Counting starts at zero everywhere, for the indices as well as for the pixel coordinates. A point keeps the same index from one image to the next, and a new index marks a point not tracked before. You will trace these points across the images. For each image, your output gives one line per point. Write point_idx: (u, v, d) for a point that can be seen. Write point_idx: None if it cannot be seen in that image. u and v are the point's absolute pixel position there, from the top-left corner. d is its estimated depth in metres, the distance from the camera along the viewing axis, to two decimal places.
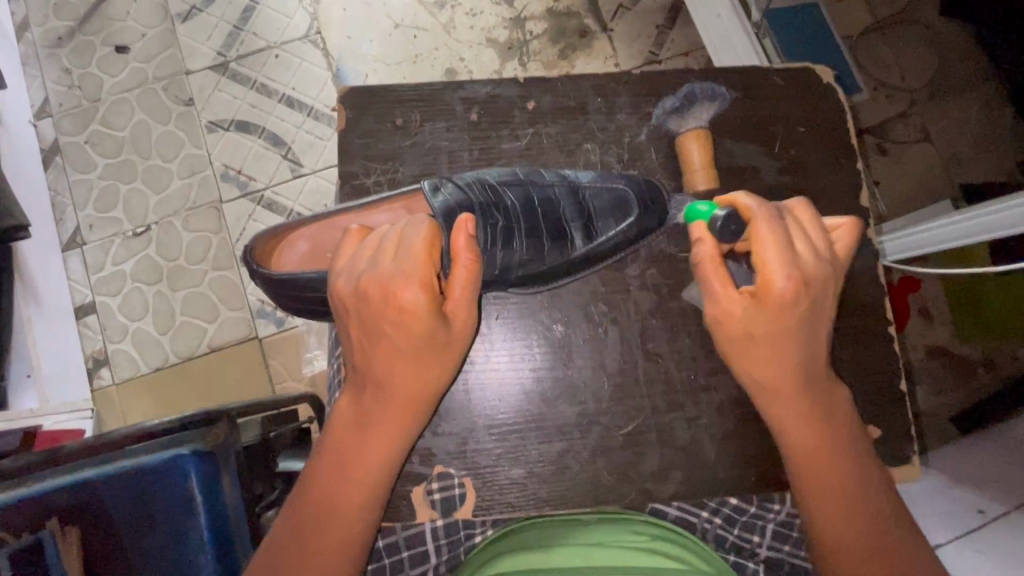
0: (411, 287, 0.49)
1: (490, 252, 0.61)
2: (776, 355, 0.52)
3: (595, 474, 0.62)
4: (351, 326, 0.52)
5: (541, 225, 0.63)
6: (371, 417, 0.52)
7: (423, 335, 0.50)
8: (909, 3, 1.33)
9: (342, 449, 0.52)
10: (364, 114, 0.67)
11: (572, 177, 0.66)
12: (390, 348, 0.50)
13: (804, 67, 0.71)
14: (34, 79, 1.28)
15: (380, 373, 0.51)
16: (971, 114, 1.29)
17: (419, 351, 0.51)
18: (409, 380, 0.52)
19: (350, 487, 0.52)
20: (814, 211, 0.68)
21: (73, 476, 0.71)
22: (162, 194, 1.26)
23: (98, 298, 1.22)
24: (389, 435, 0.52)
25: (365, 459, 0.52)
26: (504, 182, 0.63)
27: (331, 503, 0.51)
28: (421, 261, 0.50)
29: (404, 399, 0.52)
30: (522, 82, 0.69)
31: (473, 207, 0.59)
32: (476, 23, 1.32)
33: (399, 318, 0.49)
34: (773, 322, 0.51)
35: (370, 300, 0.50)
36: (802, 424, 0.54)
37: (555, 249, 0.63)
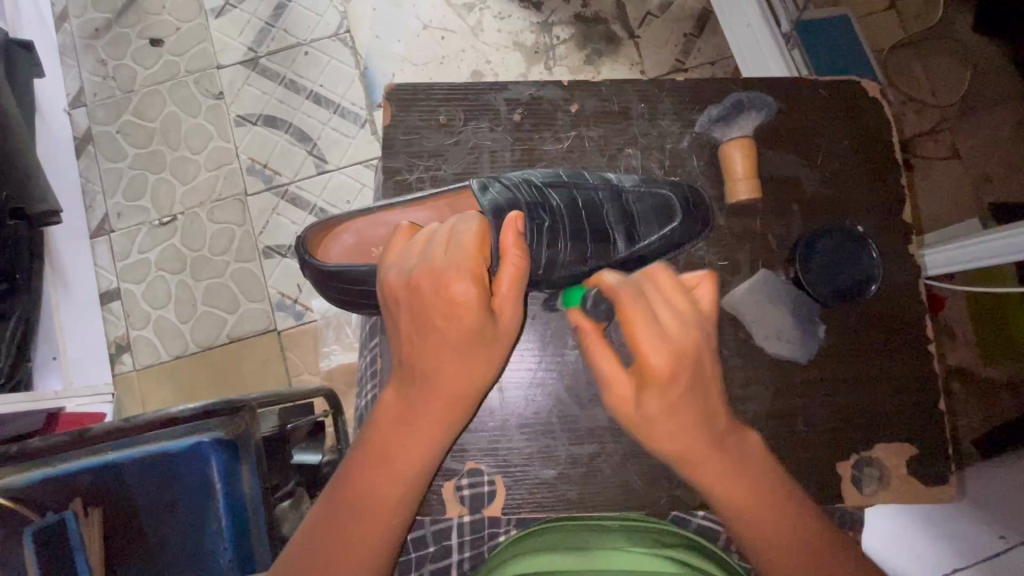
0: (464, 281, 0.49)
1: (536, 249, 0.60)
2: (675, 419, 0.49)
3: (625, 478, 0.61)
4: (398, 318, 0.52)
5: (585, 226, 0.62)
6: (413, 412, 0.52)
7: (472, 332, 0.51)
8: (943, 19, 1.32)
9: (383, 442, 0.52)
10: (406, 112, 0.67)
11: (615, 181, 0.65)
12: (438, 343, 0.51)
13: (847, 80, 0.70)
14: (71, 68, 1.31)
15: (425, 366, 0.52)
16: (1003, 132, 1.27)
17: (465, 348, 0.51)
18: (454, 378, 0.52)
19: (390, 479, 0.52)
20: (853, 223, 0.67)
21: (101, 457, 0.74)
22: (189, 185, 1.27)
23: (124, 285, 1.24)
24: (431, 430, 0.53)
25: (403, 453, 0.52)
26: (549, 183, 0.63)
27: (370, 494, 0.51)
28: (471, 256, 0.50)
29: (447, 397, 0.52)
30: (562, 85, 0.69)
31: (520, 205, 0.60)
32: (504, 27, 1.33)
33: (448, 313, 0.50)
34: (666, 393, 0.48)
35: (422, 291, 0.50)
36: (722, 475, 0.52)
37: (597, 250, 0.62)
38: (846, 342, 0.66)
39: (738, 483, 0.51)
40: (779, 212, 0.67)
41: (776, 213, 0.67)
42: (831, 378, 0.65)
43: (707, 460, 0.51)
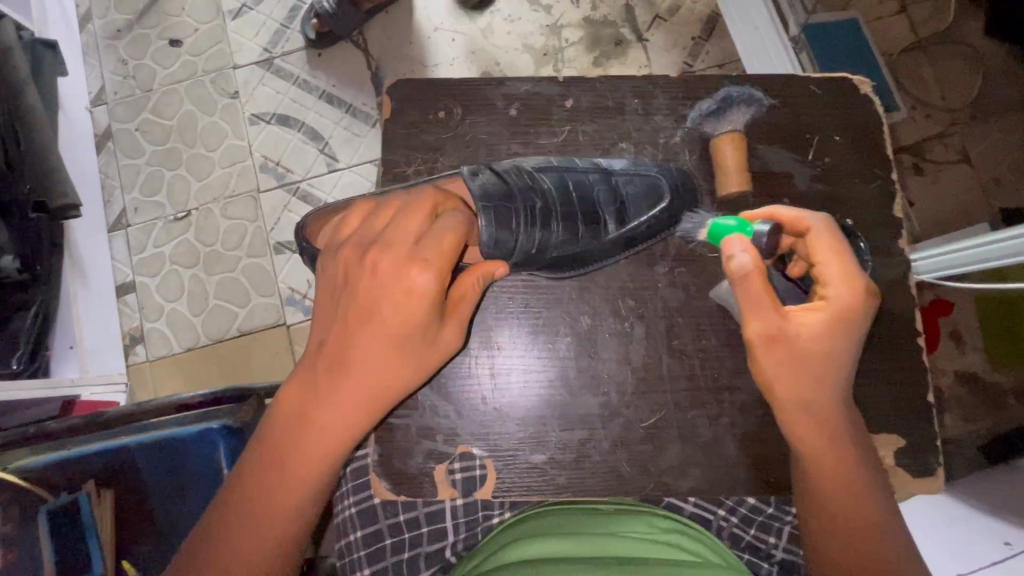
0: (424, 272, 0.53)
1: (529, 233, 0.61)
2: (825, 362, 0.53)
3: (614, 466, 0.62)
4: (351, 298, 0.54)
5: (576, 209, 0.65)
6: (344, 399, 0.52)
7: (420, 325, 0.53)
8: (953, 22, 1.31)
9: (303, 417, 0.52)
10: (408, 106, 0.69)
11: (604, 164, 0.68)
12: (382, 321, 0.53)
13: (843, 78, 0.71)
14: (93, 67, 1.36)
15: (366, 354, 0.52)
16: (1014, 136, 1.26)
17: (410, 342, 0.53)
18: (388, 365, 0.53)
19: (298, 456, 0.51)
20: (846, 219, 0.68)
21: (113, 442, 0.76)
22: (204, 182, 1.31)
23: (139, 277, 1.28)
24: (352, 416, 0.52)
25: (317, 433, 0.51)
26: (540, 168, 0.66)
27: (278, 466, 0.51)
28: (444, 249, 0.54)
29: (380, 390, 0.53)
30: (561, 82, 0.70)
31: (511, 191, 0.61)
32: (513, 29, 1.35)
33: (401, 294, 0.53)
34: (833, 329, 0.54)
35: (381, 275, 0.53)
36: (827, 441, 0.54)
37: (588, 231, 0.65)
38: None
39: (831, 449, 0.54)
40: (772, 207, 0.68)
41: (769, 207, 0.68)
42: None
43: (817, 420, 0.54)
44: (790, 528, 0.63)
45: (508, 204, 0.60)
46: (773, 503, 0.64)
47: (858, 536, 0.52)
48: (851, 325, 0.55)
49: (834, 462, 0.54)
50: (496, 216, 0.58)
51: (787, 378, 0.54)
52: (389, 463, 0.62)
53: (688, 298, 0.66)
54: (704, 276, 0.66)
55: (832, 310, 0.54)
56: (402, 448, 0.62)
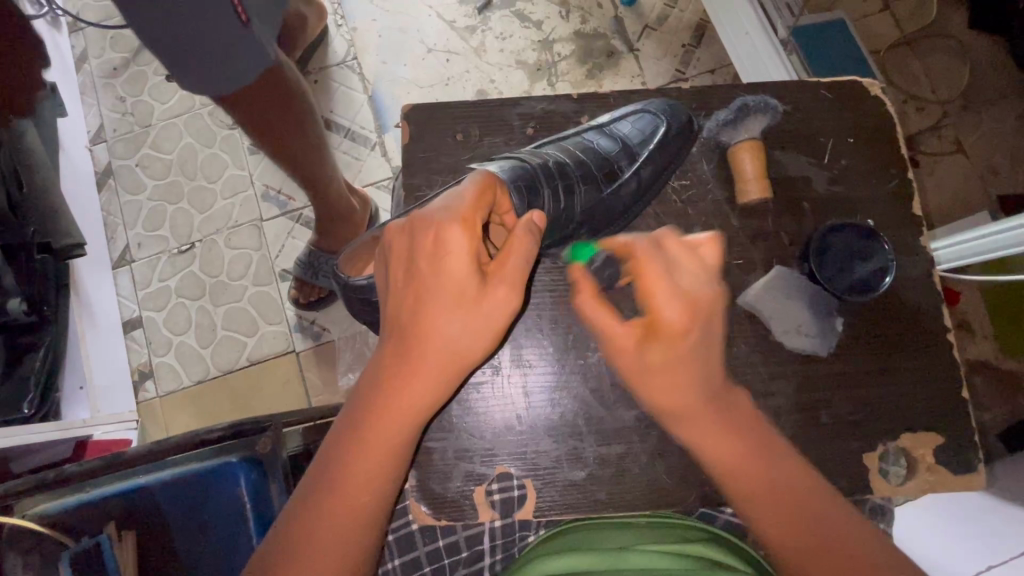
0: (454, 229, 0.50)
1: (557, 201, 0.62)
2: (675, 379, 0.48)
3: (654, 478, 0.62)
4: (394, 272, 0.52)
5: (590, 166, 0.67)
6: (399, 371, 0.51)
7: (462, 284, 0.50)
8: (938, 18, 1.34)
9: (368, 403, 0.51)
10: (425, 130, 0.70)
11: (592, 123, 0.72)
12: (427, 292, 0.51)
13: (848, 80, 0.72)
14: (91, 106, 1.36)
15: (416, 323, 0.51)
16: (1007, 125, 1.28)
17: (454, 303, 0.50)
18: (441, 335, 0.50)
19: (370, 440, 0.50)
20: (865, 218, 0.68)
21: (132, 482, 0.75)
22: (206, 214, 1.31)
23: (145, 313, 1.27)
24: (416, 392, 0.51)
25: (384, 414, 0.51)
26: (539, 145, 0.68)
27: (353, 454, 0.50)
28: (469, 208, 0.52)
29: (433, 356, 0.51)
30: (574, 99, 0.72)
31: (529, 167, 0.61)
32: (506, 46, 1.37)
33: (437, 260, 0.50)
34: (669, 350, 0.48)
35: (414, 242, 0.51)
36: (720, 441, 0.50)
37: (606, 178, 0.67)
38: (866, 336, 0.66)
39: (733, 448, 0.50)
40: (791, 211, 0.68)
41: (788, 211, 0.68)
42: (850, 370, 0.66)
43: (708, 424, 0.49)
44: None
45: (530, 177, 0.60)
46: None
47: (801, 530, 0.47)
48: (697, 329, 0.48)
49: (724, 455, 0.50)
50: (524, 188, 0.59)
51: (662, 391, 0.49)
52: (428, 488, 0.61)
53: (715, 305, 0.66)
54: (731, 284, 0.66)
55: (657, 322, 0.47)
56: (440, 472, 0.61)
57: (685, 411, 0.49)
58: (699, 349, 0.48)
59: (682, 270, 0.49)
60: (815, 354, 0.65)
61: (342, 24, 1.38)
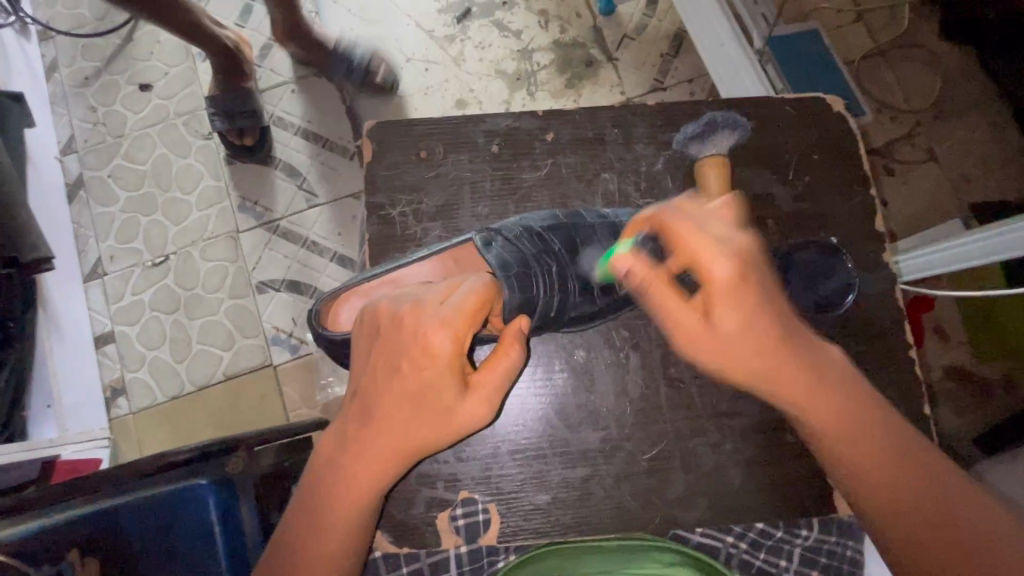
0: (440, 335, 0.50)
1: (548, 298, 0.60)
2: (753, 338, 0.52)
3: (619, 501, 0.61)
4: (373, 353, 0.52)
5: (591, 266, 0.63)
6: (357, 459, 0.50)
7: (437, 390, 0.50)
8: (910, 30, 1.36)
9: (327, 485, 0.50)
10: (389, 148, 0.69)
11: (609, 216, 0.66)
12: (399, 384, 0.50)
13: (814, 97, 0.72)
14: (62, 117, 1.34)
15: (382, 409, 0.50)
16: (978, 134, 1.30)
17: (423, 405, 0.50)
18: (405, 427, 0.50)
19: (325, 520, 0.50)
20: (829, 236, 0.69)
21: (100, 505, 0.73)
22: (180, 226, 1.29)
23: (118, 327, 1.25)
24: (373, 478, 0.50)
25: (340, 494, 0.50)
26: (549, 227, 0.63)
27: (308, 533, 0.49)
28: (463, 317, 0.51)
29: (392, 453, 0.50)
30: (540, 115, 0.70)
31: (525, 258, 0.59)
32: (485, 55, 1.36)
33: (418, 359, 0.50)
34: (732, 300, 0.52)
35: (399, 336, 0.51)
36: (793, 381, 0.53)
37: (603, 288, 0.63)
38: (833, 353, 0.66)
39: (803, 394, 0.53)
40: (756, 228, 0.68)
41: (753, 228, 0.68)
42: None
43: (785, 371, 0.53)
44: (802, 550, 0.58)
45: (524, 266, 0.59)
46: (782, 526, 0.59)
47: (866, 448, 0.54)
48: (742, 289, 0.52)
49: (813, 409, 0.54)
50: (517, 280, 0.57)
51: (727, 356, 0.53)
52: (390, 515, 0.60)
53: None
54: None
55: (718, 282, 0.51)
56: (402, 498, 0.60)
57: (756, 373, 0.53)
58: (753, 286, 0.52)
59: (713, 223, 0.54)
60: None
61: None
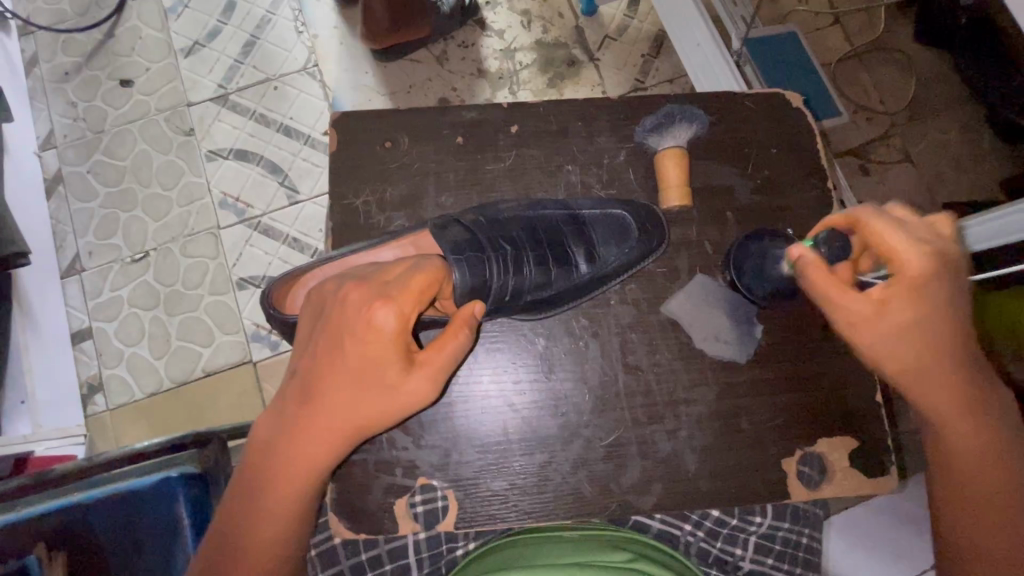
0: (384, 312, 0.52)
1: (502, 278, 0.62)
2: (915, 341, 0.54)
3: (577, 487, 0.61)
4: (319, 330, 0.54)
5: (547, 252, 0.66)
6: (299, 439, 0.51)
7: (380, 368, 0.52)
8: (884, 33, 1.39)
9: (270, 462, 0.52)
10: (355, 139, 0.69)
11: (571, 205, 0.68)
12: (343, 360, 0.52)
13: (774, 93, 0.74)
14: (42, 111, 1.33)
15: (325, 385, 0.52)
16: (950, 135, 1.33)
17: (368, 382, 0.52)
18: (349, 404, 0.51)
19: (268, 496, 0.51)
20: (787, 227, 0.70)
21: (67, 499, 0.72)
22: (161, 222, 1.28)
23: (96, 323, 1.23)
24: (318, 456, 0.52)
25: (283, 470, 0.51)
26: (507, 215, 0.67)
27: (252, 508, 0.51)
28: (409, 297, 0.53)
29: (336, 427, 0.52)
30: (505, 108, 0.71)
31: (478, 242, 0.62)
32: (468, 54, 1.37)
33: (362, 336, 0.52)
34: (917, 305, 0.54)
35: (343, 313, 0.53)
36: (931, 392, 0.56)
37: (561, 273, 0.66)
38: (791, 340, 0.66)
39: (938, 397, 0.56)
40: (716, 220, 0.69)
41: (714, 220, 0.69)
42: (772, 375, 0.65)
43: (914, 377, 0.55)
44: (756, 538, 0.64)
45: (477, 249, 0.62)
46: (736, 514, 0.65)
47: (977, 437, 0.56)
48: (913, 300, 0.54)
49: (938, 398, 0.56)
50: (469, 263, 0.60)
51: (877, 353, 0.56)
52: (348, 503, 0.60)
53: (640, 313, 0.66)
54: (656, 292, 0.67)
55: (909, 281, 0.54)
56: (361, 485, 0.60)
57: (913, 375, 0.55)
58: (920, 295, 0.54)
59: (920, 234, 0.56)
60: (730, 359, 0.65)
61: (303, 31, 1.37)
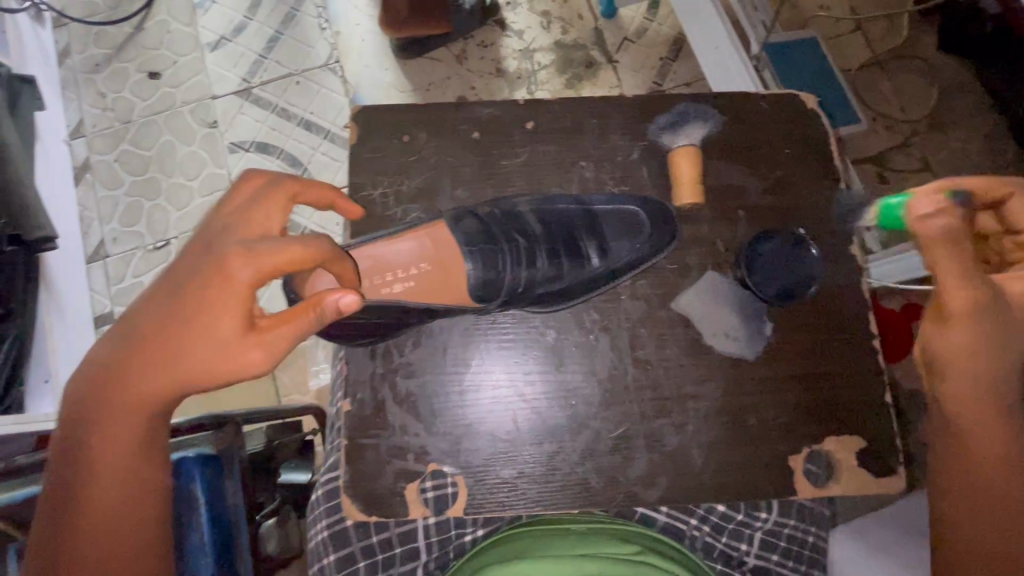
0: (243, 273, 0.50)
1: (514, 271, 0.67)
2: (946, 347, 0.55)
3: (583, 478, 0.62)
4: (188, 264, 0.53)
5: (559, 244, 0.69)
6: (145, 371, 0.52)
7: (215, 325, 0.51)
8: (906, 40, 1.38)
9: (116, 384, 0.53)
10: (375, 132, 0.71)
11: (584, 200, 0.70)
12: (201, 308, 0.51)
13: (791, 95, 0.74)
14: (72, 101, 1.38)
15: (180, 328, 0.52)
16: (971, 144, 1.31)
17: (215, 337, 0.51)
18: (196, 351, 0.51)
19: (109, 417, 0.53)
20: (800, 228, 0.70)
21: None
22: (182, 211, 1.31)
23: (117, 308, 1.27)
24: (156, 392, 0.53)
25: (126, 398, 0.53)
26: (523, 207, 0.69)
27: (95, 422, 0.53)
28: (271, 261, 0.50)
29: (180, 372, 0.52)
30: (523, 105, 0.72)
31: (492, 235, 0.67)
32: (487, 54, 1.39)
33: (221, 288, 0.51)
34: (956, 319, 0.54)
35: (212, 259, 0.51)
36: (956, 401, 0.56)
37: (573, 266, 0.69)
38: (802, 340, 0.67)
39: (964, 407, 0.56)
40: (729, 219, 0.70)
41: (727, 219, 0.70)
42: (782, 375, 0.66)
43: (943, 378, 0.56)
44: (760, 534, 0.65)
45: (491, 243, 0.66)
46: (741, 510, 0.65)
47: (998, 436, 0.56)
48: (954, 313, 0.53)
49: (967, 398, 0.56)
50: (480, 255, 0.65)
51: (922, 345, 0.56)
52: (359, 485, 0.62)
53: (651, 309, 0.67)
54: (666, 289, 0.67)
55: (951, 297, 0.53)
56: (372, 468, 0.62)
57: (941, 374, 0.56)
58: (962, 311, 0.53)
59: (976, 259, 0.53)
60: (739, 357, 0.65)
61: (326, 27, 1.40)
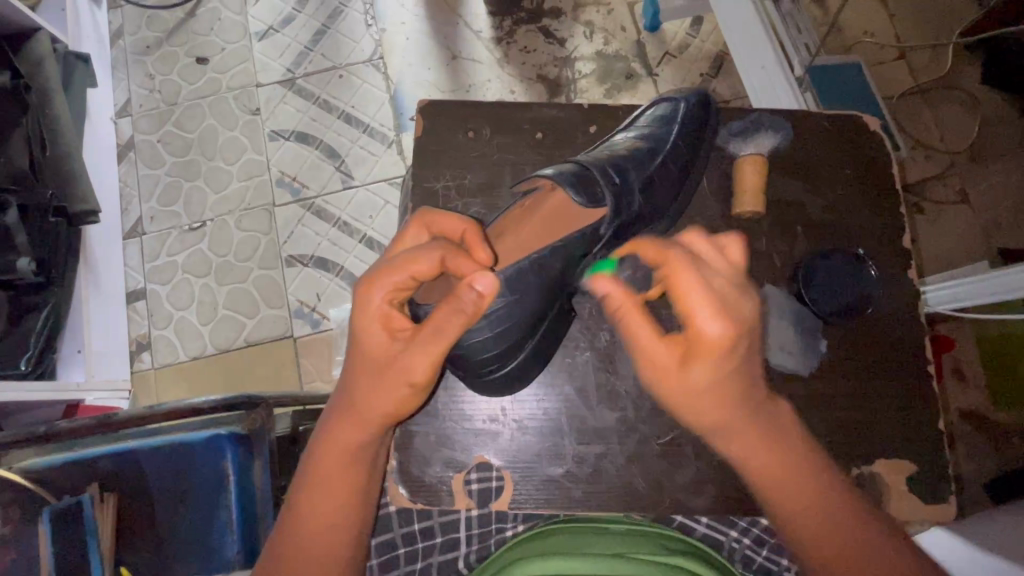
0: (373, 292, 0.51)
1: (622, 195, 0.63)
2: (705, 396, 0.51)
3: (629, 480, 0.63)
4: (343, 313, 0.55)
5: (644, 165, 0.66)
6: (336, 424, 0.54)
7: (367, 342, 0.51)
8: (951, 71, 1.37)
9: (322, 449, 0.55)
10: (438, 126, 0.72)
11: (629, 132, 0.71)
12: (354, 341, 0.52)
13: (850, 115, 0.74)
14: (122, 81, 1.41)
15: (352, 371, 0.53)
16: (1013, 179, 1.29)
17: (376, 364, 0.52)
18: (366, 381, 0.52)
19: (317, 480, 0.55)
20: (857, 249, 0.71)
21: (124, 444, 0.76)
22: (220, 194, 1.34)
23: (150, 285, 1.29)
24: (350, 438, 0.54)
25: (328, 455, 0.55)
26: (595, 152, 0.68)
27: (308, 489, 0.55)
28: (400, 272, 0.51)
29: (361, 408, 0.53)
30: (585, 108, 0.73)
31: (588, 172, 0.62)
32: (529, 59, 1.40)
33: (363, 318, 0.51)
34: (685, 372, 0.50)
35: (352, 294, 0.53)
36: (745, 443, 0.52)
37: (663, 178, 0.67)
38: (849, 361, 0.68)
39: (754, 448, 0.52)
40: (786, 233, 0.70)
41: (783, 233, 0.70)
42: (829, 394, 0.67)
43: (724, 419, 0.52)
44: None
45: (587, 173, 0.62)
46: None
47: (817, 514, 0.51)
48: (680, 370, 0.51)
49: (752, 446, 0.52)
50: (582, 185, 0.61)
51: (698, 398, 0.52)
52: (406, 471, 0.63)
53: None
54: None
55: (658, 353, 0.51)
56: (420, 456, 0.63)
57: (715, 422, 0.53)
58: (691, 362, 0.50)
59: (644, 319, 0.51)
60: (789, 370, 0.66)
61: (372, 24, 1.42)
